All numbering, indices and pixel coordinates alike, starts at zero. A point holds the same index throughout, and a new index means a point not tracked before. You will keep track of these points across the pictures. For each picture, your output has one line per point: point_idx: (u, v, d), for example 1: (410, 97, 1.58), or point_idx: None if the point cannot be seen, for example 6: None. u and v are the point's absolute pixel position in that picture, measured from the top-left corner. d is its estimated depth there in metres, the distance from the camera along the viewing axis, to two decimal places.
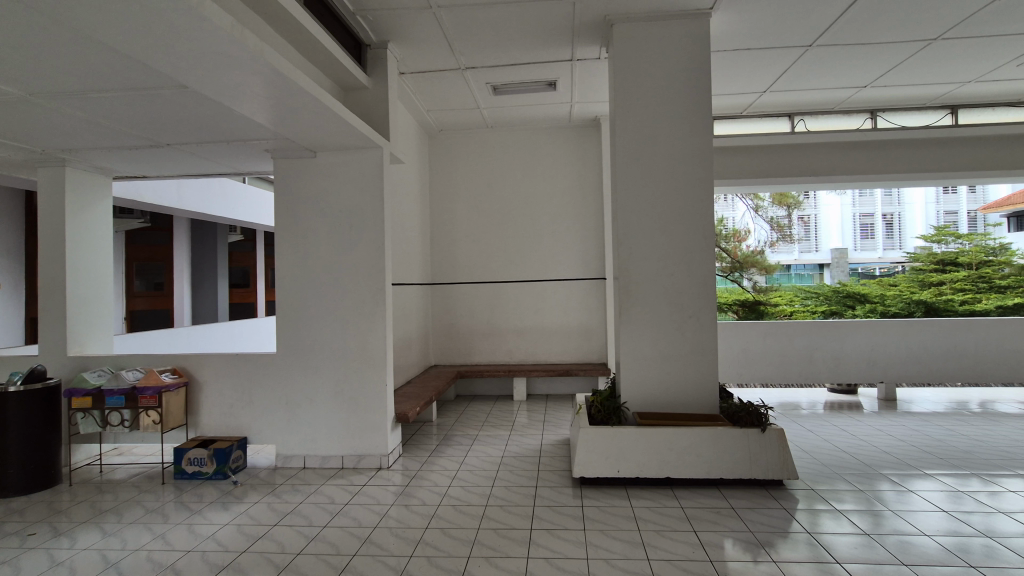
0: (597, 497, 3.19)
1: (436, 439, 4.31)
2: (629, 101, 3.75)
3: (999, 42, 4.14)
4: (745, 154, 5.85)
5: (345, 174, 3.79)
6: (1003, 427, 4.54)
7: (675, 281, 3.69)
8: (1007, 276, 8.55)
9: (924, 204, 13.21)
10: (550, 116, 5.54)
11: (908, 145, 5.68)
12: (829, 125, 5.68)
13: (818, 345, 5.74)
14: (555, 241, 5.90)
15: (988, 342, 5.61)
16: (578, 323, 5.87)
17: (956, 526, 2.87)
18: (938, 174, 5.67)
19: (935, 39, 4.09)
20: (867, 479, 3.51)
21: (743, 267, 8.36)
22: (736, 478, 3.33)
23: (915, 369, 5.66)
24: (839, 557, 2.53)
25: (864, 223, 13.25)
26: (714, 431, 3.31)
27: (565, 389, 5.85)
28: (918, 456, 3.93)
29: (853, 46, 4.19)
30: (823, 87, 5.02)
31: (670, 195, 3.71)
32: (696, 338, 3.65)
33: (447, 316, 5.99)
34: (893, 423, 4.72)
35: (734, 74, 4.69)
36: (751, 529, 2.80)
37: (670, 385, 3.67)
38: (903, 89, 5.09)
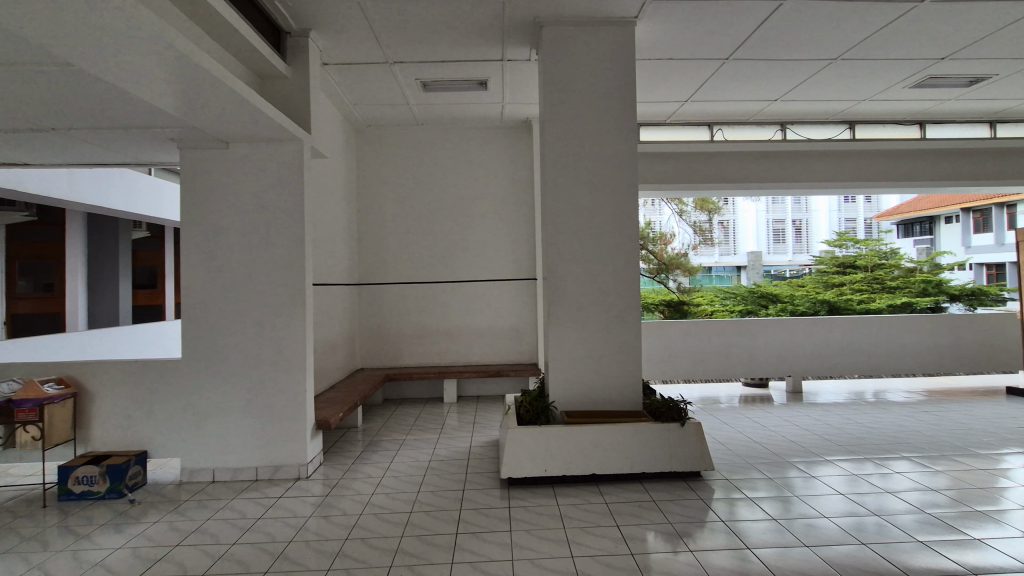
0: (524, 497, 3.18)
1: (361, 445, 4.15)
2: (558, 103, 3.79)
3: (889, 65, 4.57)
4: (669, 159, 6.08)
5: (261, 168, 3.57)
6: (892, 415, 5.00)
7: (601, 281, 3.76)
8: (896, 278, 9.48)
9: (828, 212, 14.51)
10: (482, 116, 5.51)
11: (813, 156, 6.14)
12: (744, 135, 6.04)
13: (734, 342, 6.08)
14: (487, 241, 5.87)
15: (880, 337, 6.17)
16: (509, 324, 5.88)
17: (852, 507, 3.11)
18: (840, 184, 6.16)
19: (835, 59, 4.45)
20: (776, 467, 3.74)
21: (668, 269, 8.69)
22: (658, 473, 3.44)
23: (818, 363, 6.13)
24: (750, 543, 2.66)
25: (776, 228, 14.09)
26: (637, 427, 3.40)
27: (496, 390, 5.83)
28: (820, 443, 4.24)
29: (765, 61, 4.47)
30: (739, 99, 5.31)
31: (598, 197, 3.78)
32: (622, 337, 3.74)
33: (376, 317, 5.81)
34: (800, 414, 5.08)
35: (658, 82, 4.86)
36: (670, 520, 2.90)
37: (596, 383, 3.73)
38: (808, 105, 5.51)
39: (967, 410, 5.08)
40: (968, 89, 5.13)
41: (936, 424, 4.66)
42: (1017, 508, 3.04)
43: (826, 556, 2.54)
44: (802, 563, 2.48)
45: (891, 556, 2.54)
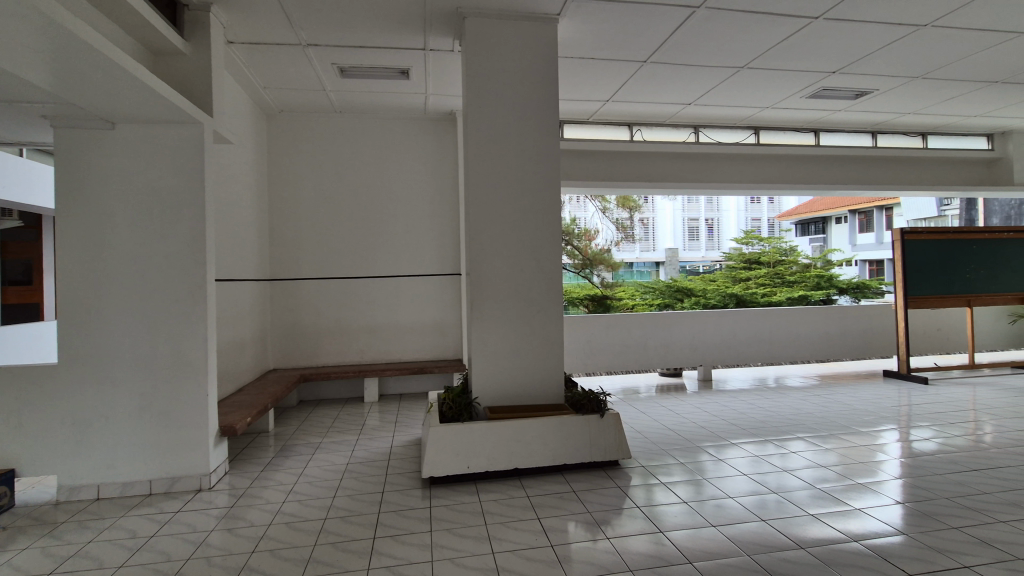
0: (446, 496, 3.13)
1: (273, 451, 3.91)
2: (481, 96, 3.75)
3: (789, 76, 4.93)
4: (592, 157, 6.22)
5: (154, 152, 3.24)
6: (790, 399, 5.44)
7: (524, 277, 3.77)
8: (794, 273, 10.33)
9: (737, 211, 15.53)
10: (405, 106, 5.35)
11: (724, 158, 6.51)
12: (661, 137, 6.30)
13: (651, 335, 6.35)
14: (410, 235, 5.73)
15: (780, 328, 6.68)
16: (433, 319, 5.78)
17: (754, 486, 3.34)
18: (747, 185, 6.58)
19: (742, 68, 4.74)
20: (688, 452, 3.94)
21: (592, 264, 8.97)
22: (578, 463, 3.51)
23: (726, 353, 6.54)
24: (664, 527, 2.78)
25: (691, 227, 14.92)
26: (558, 420, 3.45)
27: (419, 388, 5.71)
28: (727, 428, 4.53)
29: (680, 66, 4.67)
30: (657, 101, 5.52)
31: (520, 192, 3.78)
32: (544, 332, 3.78)
33: (291, 315, 5.50)
34: (710, 401, 5.40)
35: (580, 81, 4.94)
36: (589, 509, 2.97)
37: (519, 377, 3.75)
38: (719, 110, 5.83)
39: (852, 392, 5.63)
40: (855, 101, 5.65)
41: (826, 406, 5.13)
42: (890, 479, 3.40)
43: (731, 535, 2.70)
44: (710, 543, 2.62)
45: (786, 530, 2.75)
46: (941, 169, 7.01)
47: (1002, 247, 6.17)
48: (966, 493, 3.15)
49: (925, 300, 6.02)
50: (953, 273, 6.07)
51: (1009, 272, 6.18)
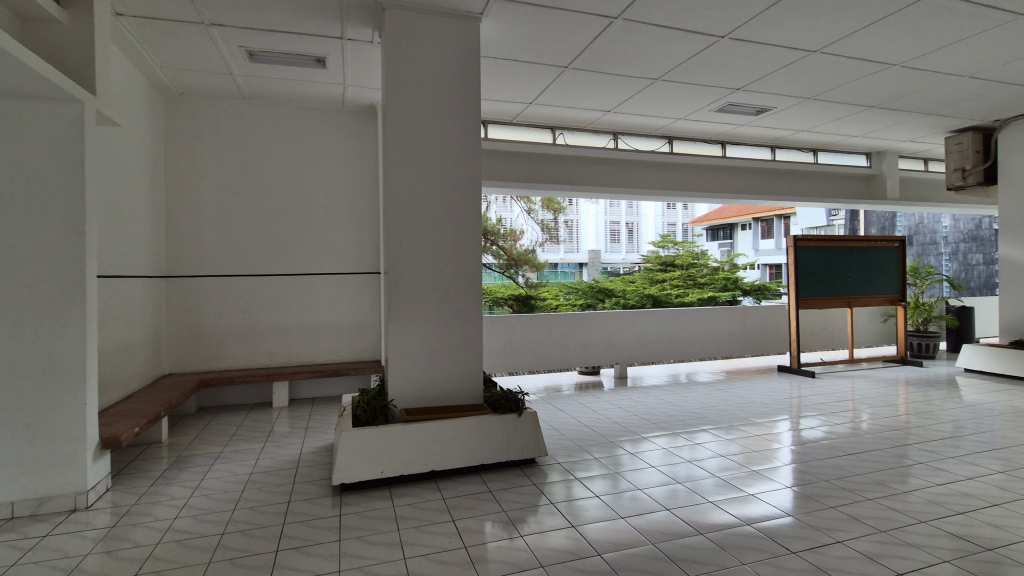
0: (357, 503, 3.02)
1: (166, 463, 3.59)
2: (401, 91, 3.66)
3: (699, 89, 5.23)
4: (516, 158, 6.25)
5: (20, 131, 2.86)
6: (697, 393, 5.79)
7: (443, 276, 3.72)
8: (705, 275, 11.02)
9: (655, 216, 16.29)
10: (321, 96, 5.12)
11: (641, 165, 6.79)
12: (582, 141, 6.47)
13: (571, 335, 6.50)
14: (326, 232, 5.49)
15: (689, 327, 7.09)
16: (351, 319, 5.58)
17: (661, 477, 3.51)
18: (662, 191, 6.89)
19: (657, 79, 4.96)
20: (602, 447, 4.08)
21: (517, 264, 9.04)
22: (495, 463, 3.52)
23: (640, 352, 6.84)
24: (575, 521, 2.86)
25: (612, 230, 15.51)
26: (475, 421, 3.44)
27: (335, 391, 5.49)
28: (639, 422, 4.73)
29: (599, 74, 4.81)
30: (578, 106, 5.66)
31: (440, 190, 3.73)
32: (462, 332, 3.75)
33: (191, 315, 5.09)
34: (625, 397, 5.62)
35: (503, 82, 4.96)
36: (504, 508, 2.98)
37: (437, 378, 3.69)
38: (636, 118, 6.08)
39: (751, 386, 6.09)
40: (756, 117, 6.10)
41: (728, 400, 5.50)
42: (780, 465, 3.71)
43: (638, 526, 2.82)
44: (618, 535, 2.71)
45: (688, 518, 2.91)
46: (829, 183, 7.74)
47: (878, 254, 6.91)
48: (843, 476, 3.49)
49: (814, 302, 6.62)
50: (838, 277, 6.72)
51: (883, 276, 6.92)
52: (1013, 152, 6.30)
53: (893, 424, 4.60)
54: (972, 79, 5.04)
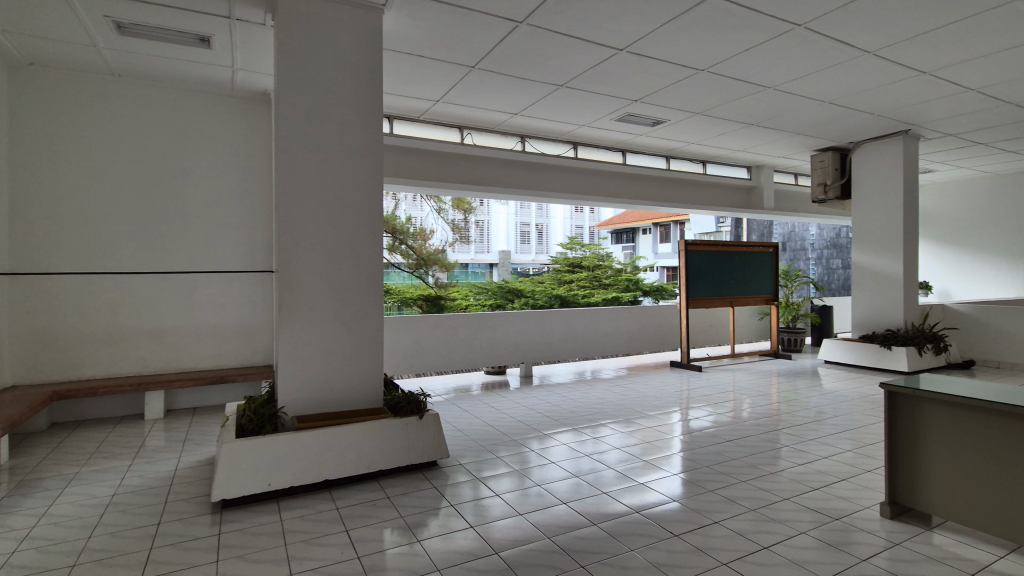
0: (241, 519, 2.81)
1: (5, 489, 3.11)
2: (294, 79, 3.44)
3: (600, 98, 5.46)
4: (423, 156, 6.15)
5: None
6: (597, 389, 6.04)
7: (341, 276, 3.56)
8: (609, 277, 11.61)
9: (563, 219, 16.80)
10: (207, 78, 4.71)
11: (547, 168, 6.96)
12: (489, 142, 6.51)
13: (477, 335, 6.50)
14: (214, 227, 5.07)
15: (592, 326, 7.39)
16: (241, 321, 5.18)
17: (559, 472, 3.62)
18: (568, 195, 7.10)
19: (561, 85, 5.10)
20: (503, 446, 4.11)
21: (426, 264, 8.75)
22: (394, 468, 3.43)
23: (545, 350, 7.00)
24: (473, 521, 2.85)
25: (523, 230, 15.78)
26: (374, 425, 3.32)
27: (221, 398, 5.08)
28: (541, 420, 4.84)
29: (506, 76, 4.86)
30: (485, 107, 5.68)
31: (338, 186, 3.57)
32: (361, 333, 3.61)
33: (44, 318, 4.46)
34: (529, 395, 5.73)
35: (407, 77, 4.85)
36: (402, 514, 2.91)
37: (333, 382, 3.53)
38: (542, 123, 6.22)
39: (646, 381, 6.47)
40: (653, 128, 6.48)
41: (625, 395, 5.80)
42: (669, 454, 3.97)
43: (535, 521, 2.88)
44: (516, 532, 2.75)
45: (583, 510, 3.02)
46: (716, 192, 8.41)
47: (756, 258, 7.62)
48: (722, 461, 3.80)
49: (702, 301, 7.16)
50: (722, 279, 7.32)
51: (760, 278, 7.64)
52: (864, 170, 7.22)
53: (766, 412, 5.09)
54: (832, 104, 5.70)
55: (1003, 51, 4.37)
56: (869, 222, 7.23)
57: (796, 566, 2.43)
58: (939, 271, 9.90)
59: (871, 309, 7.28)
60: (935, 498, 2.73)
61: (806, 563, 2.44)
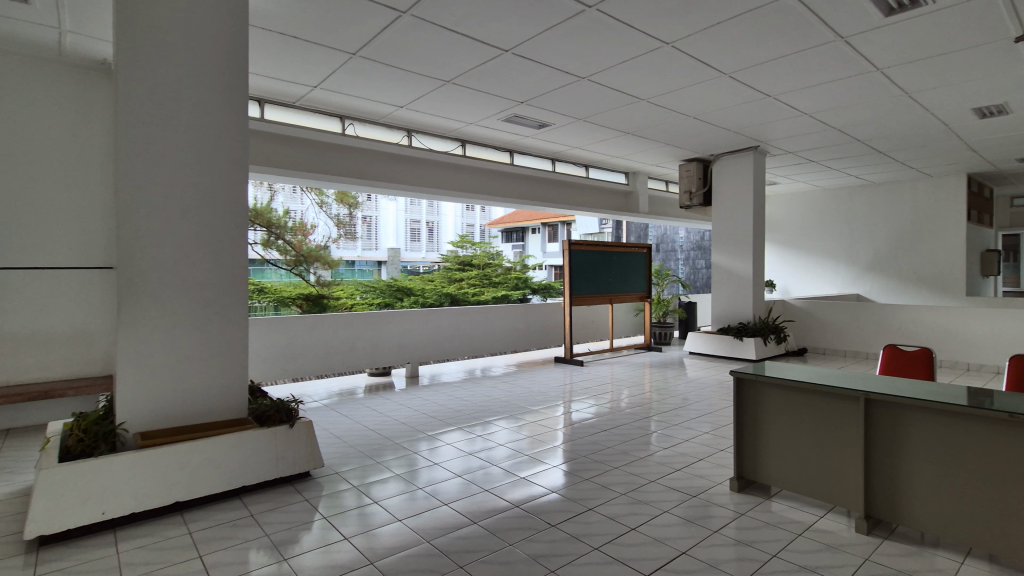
0: (64, 557, 2.41)
1: None
2: (139, 50, 3.02)
3: (487, 98, 5.50)
4: (299, 145, 5.76)
5: None
6: (484, 387, 6.10)
7: (197, 273, 3.20)
8: (499, 275, 12.04)
9: (454, 217, 16.79)
10: (25, 38, 3.98)
11: (434, 165, 6.87)
12: (373, 134, 6.25)
13: (360, 335, 6.23)
14: (35, 215, 4.30)
15: (479, 325, 7.43)
16: (73, 326, 4.46)
17: (440, 472, 3.57)
18: (455, 193, 7.06)
19: (448, 82, 5.04)
20: (383, 451, 3.96)
21: (306, 261, 8.25)
22: (260, 483, 3.16)
23: (432, 349, 6.91)
24: (347, 532, 2.71)
25: (412, 228, 15.41)
26: (236, 438, 3.03)
27: (45, 417, 4.32)
28: (425, 421, 4.75)
29: (391, 68, 4.70)
30: (368, 98, 5.45)
31: (193, 172, 3.19)
32: (221, 336, 3.27)
33: None
34: (413, 396, 5.60)
35: (280, 59, 4.49)
36: (268, 532, 2.68)
37: (187, 392, 3.16)
38: (428, 118, 6.10)
39: (531, 377, 6.65)
40: (538, 130, 6.65)
41: (510, 391, 5.91)
42: (551, 447, 4.10)
43: (413, 525, 2.80)
44: (394, 538, 2.66)
45: (462, 509, 3.01)
46: (597, 195, 8.89)
47: (632, 259, 8.17)
48: (598, 450, 4.00)
49: (583, 299, 7.52)
50: (601, 278, 7.74)
51: (635, 277, 8.21)
52: (722, 181, 8.04)
53: (637, 401, 5.47)
54: (695, 119, 6.27)
55: (828, 82, 5.10)
56: (726, 227, 8.08)
57: (659, 543, 2.61)
58: (782, 271, 11.36)
59: (727, 305, 8.15)
60: (772, 472, 3.11)
61: (668, 540, 2.64)
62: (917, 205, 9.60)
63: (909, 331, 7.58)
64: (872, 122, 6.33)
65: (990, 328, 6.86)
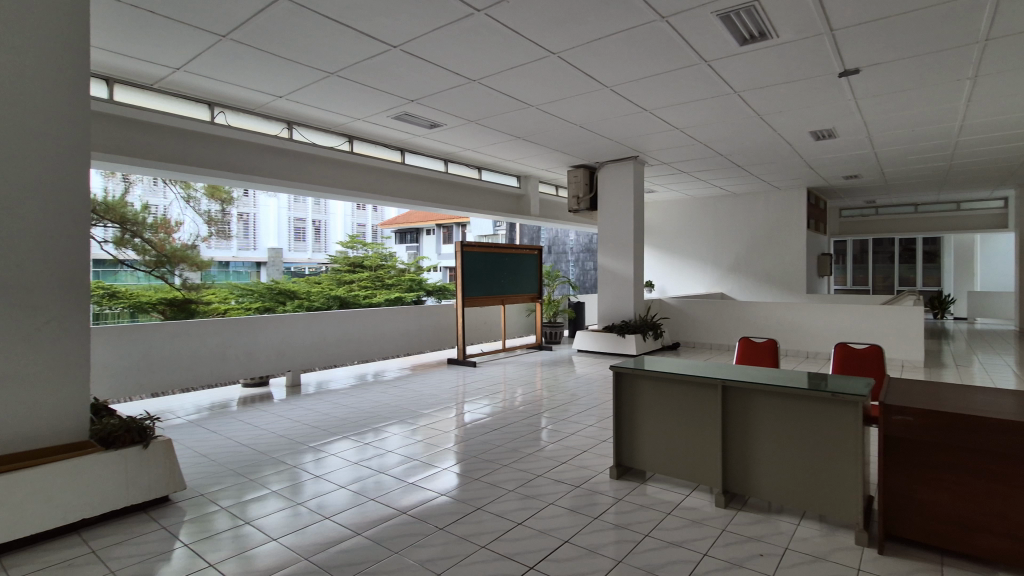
0: None
1: None
2: None
3: (375, 94, 5.33)
4: (159, 132, 5.15)
5: None
6: (373, 392, 5.90)
7: (21, 276, 2.73)
8: (393, 276, 11.73)
9: (343, 217, 15.80)
10: None
11: (318, 160, 6.50)
12: (247, 125, 5.78)
13: (234, 342, 5.73)
14: None
15: (368, 328, 7.17)
16: None
17: (323, 485, 3.38)
18: (343, 190, 6.75)
19: (332, 74, 4.81)
20: (258, 467, 3.67)
21: (170, 262, 7.34)
22: (106, 513, 2.79)
23: (317, 356, 6.54)
24: (215, 558, 2.47)
25: (297, 227, 14.53)
26: (73, 466, 2.65)
27: None
28: (306, 432, 4.48)
29: (268, 55, 4.38)
30: (242, 86, 5.03)
31: (14, 157, 2.71)
32: (54, 349, 2.83)
33: None
34: (295, 406, 5.26)
35: (133, 34, 3.97)
36: (114, 568, 2.37)
37: (8, 415, 2.67)
38: (310, 110, 5.78)
39: (423, 379, 6.56)
40: (430, 130, 6.58)
41: (401, 395, 5.77)
42: (441, 449, 4.06)
43: (291, 543, 2.62)
44: (269, 559, 2.47)
45: (346, 521, 2.88)
46: (489, 198, 9.00)
47: (523, 260, 8.37)
48: (488, 449, 4.05)
49: (475, 300, 7.58)
50: (494, 279, 7.85)
51: (527, 278, 8.42)
52: (605, 187, 8.53)
53: (527, 399, 5.62)
54: (581, 127, 6.58)
55: (695, 100, 5.62)
56: (610, 231, 8.58)
57: (543, 534, 2.70)
58: (660, 272, 12.33)
59: (611, 304, 8.66)
60: (645, 458, 3.36)
61: (551, 530, 2.74)
62: (768, 214, 10.92)
63: (762, 325, 8.59)
64: (731, 139, 7.10)
65: (823, 320, 8.02)
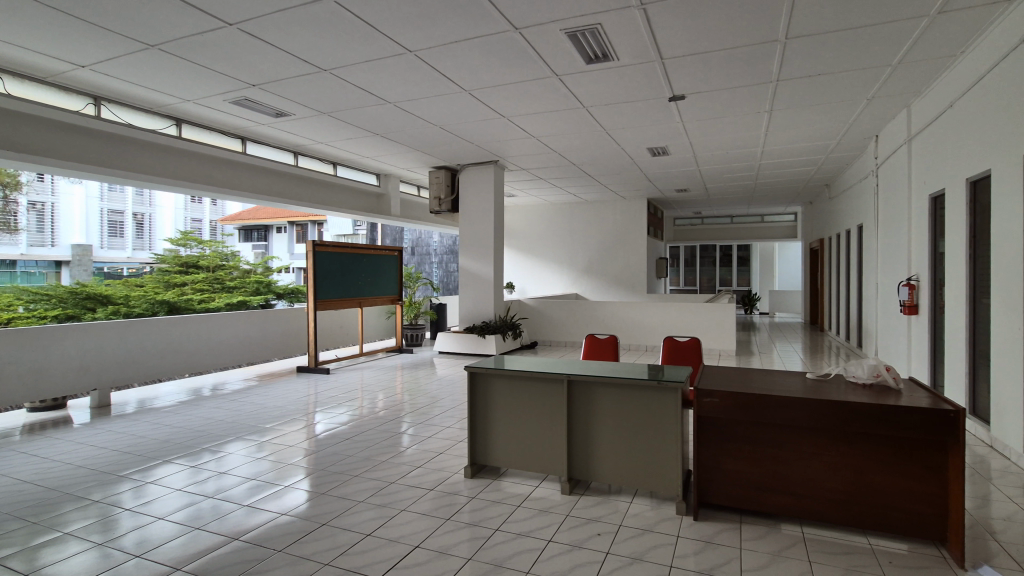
0: None
1: None
2: None
3: (210, 74, 4.78)
4: None
5: None
6: (205, 408, 5.26)
7: None
8: (234, 278, 10.79)
9: (174, 209, 14.02)
10: None
11: (136, 143, 5.64)
12: (37, 96, 4.80)
13: (19, 358, 4.71)
14: None
15: (202, 336, 6.40)
16: None
17: (135, 519, 2.91)
18: (169, 180, 5.94)
19: (153, 46, 4.20)
20: (48, 507, 3.05)
21: None
22: None
23: (134, 370, 5.66)
24: None
25: (112, 220, 12.36)
26: None
27: None
28: (117, 460, 3.83)
29: (65, 15, 3.69)
30: (30, 48, 4.17)
31: None
32: None
33: None
34: (102, 431, 4.48)
35: None
36: None
37: None
38: (125, 85, 4.98)
39: (268, 391, 6.02)
40: (276, 119, 6.08)
41: (241, 409, 5.23)
42: (287, 465, 3.76)
43: None
44: None
45: (166, 556, 2.52)
46: (346, 195, 8.58)
47: (382, 261, 8.11)
48: (339, 460, 3.84)
49: (329, 303, 7.15)
50: (350, 280, 7.49)
51: (386, 280, 8.18)
52: (467, 190, 8.63)
53: (385, 404, 5.45)
54: (441, 128, 6.57)
55: (548, 111, 5.94)
56: (471, 233, 8.68)
57: (394, 542, 2.63)
58: (521, 274, 12.80)
59: (472, 305, 8.78)
60: (497, 454, 3.45)
61: (402, 537, 2.68)
62: (615, 220, 11.93)
63: (609, 322, 9.37)
64: (581, 150, 7.63)
65: (658, 317, 9.00)
